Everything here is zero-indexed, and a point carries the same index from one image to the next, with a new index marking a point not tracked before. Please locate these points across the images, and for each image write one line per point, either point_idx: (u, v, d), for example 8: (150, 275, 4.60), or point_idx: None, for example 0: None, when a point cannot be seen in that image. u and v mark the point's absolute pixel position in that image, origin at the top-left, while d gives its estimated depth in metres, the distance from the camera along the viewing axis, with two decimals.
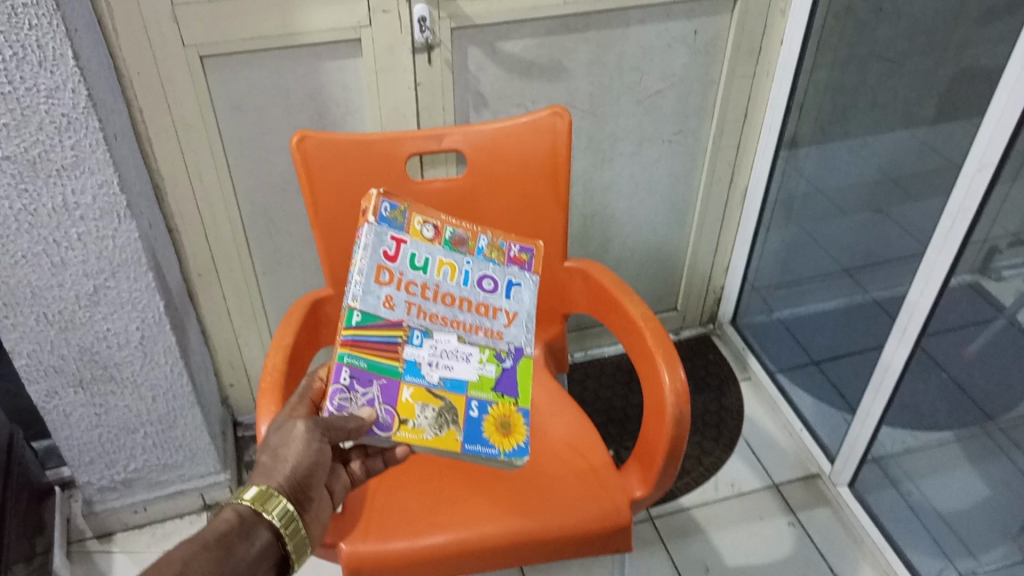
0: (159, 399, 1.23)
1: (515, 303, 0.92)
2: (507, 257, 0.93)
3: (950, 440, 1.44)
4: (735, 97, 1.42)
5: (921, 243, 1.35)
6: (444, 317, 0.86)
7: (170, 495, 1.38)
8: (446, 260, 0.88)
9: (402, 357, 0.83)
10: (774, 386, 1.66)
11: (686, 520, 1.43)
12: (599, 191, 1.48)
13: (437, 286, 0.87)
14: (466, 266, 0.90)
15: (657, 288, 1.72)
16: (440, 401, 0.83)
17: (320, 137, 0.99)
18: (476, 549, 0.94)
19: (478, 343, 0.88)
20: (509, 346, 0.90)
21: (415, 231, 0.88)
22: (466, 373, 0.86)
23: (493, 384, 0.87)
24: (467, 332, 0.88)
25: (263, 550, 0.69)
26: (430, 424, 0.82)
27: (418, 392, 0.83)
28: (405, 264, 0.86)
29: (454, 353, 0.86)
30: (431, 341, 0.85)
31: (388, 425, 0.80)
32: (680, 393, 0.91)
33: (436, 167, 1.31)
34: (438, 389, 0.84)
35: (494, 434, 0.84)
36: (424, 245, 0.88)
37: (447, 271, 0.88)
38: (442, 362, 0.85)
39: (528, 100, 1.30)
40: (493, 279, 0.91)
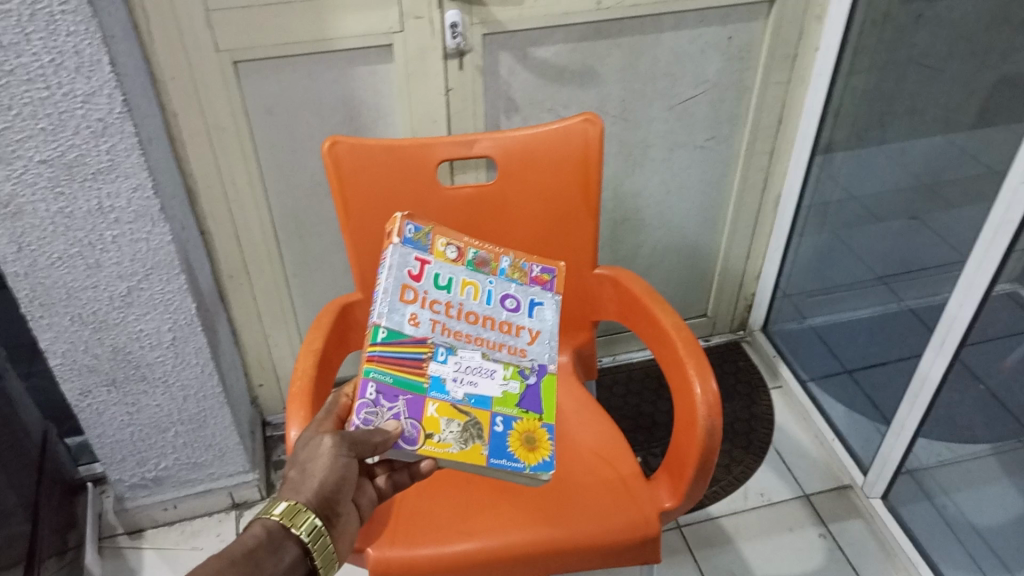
0: (189, 399, 1.24)
1: (537, 321, 0.92)
2: (528, 277, 0.94)
3: (986, 453, 1.43)
4: (770, 102, 1.41)
5: (955, 249, 1.34)
6: (468, 334, 0.87)
7: (199, 493, 1.39)
8: (469, 280, 0.90)
9: (427, 373, 0.83)
10: (806, 395, 1.64)
11: (714, 530, 1.41)
12: (631, 196, 1.47)
13: (461, 306, 0.88)
14: (489, 286, 0.91)
15: (688, 293, 1.70)
16: (464, 417, 0.82)
17: (352, 142, 0.99)
18: (503, 557, 0.93)
19: (501, 360, 0.88)
20: (533, 363, 0.89)
21: (439, 252, 0.90)
22: (490, 390, 0.86)
23: (517, 401, 0.86)
24: (491, 350, 0.88)
25: (291, 564, 0.70)
26: (456, 438, 0.80)
27: (443, 407, 0.82)
28: (430, 284, 0.87)
29: (478, 370, 0.86)
30: (455, 358, 0.85)
31: (413, 439, 0.78)
32: (711, 405, 0.90)
33: (466, 172, 1.31)
34: (461, 403, 0.83)
35: (520, 449, 0.83)
36: (448, 265, 0.89)
37: (470, 290, 0.89)
38: (466, 379, 0.85)
39: (559, 105, 1.29)
40: (516, 299, 0.92)
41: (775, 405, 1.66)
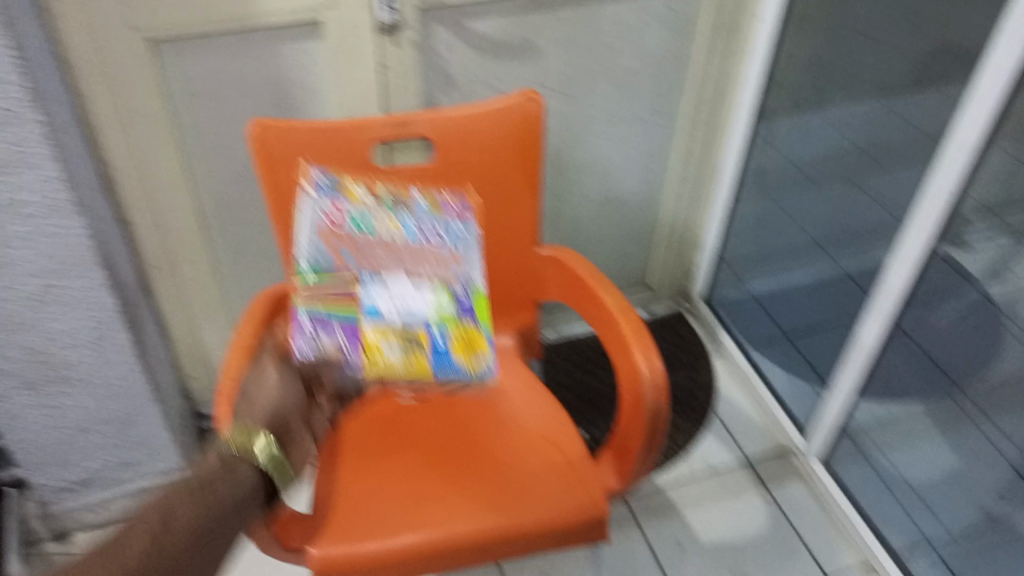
0: (117, 398, 1.18)
1: (458, 244, 1.02)
2: (442, 209, 1.01)
3: (921, 410, 1.47)
4: (711, 73, 1.39)
5: (894, 214, 1.42)
6: (393, 265, 1.00)
7: (130, 493, 1.33)
8: (389, 216, 0.99)
9: (359, 301, 1.00)
10: (746, 361, 1.65)
11: (662, 500, 1.42)
12: (573, 170, 1.45)
13: (384, 241, 0.99)
14: (408, 221, 1.00)
15: (630, 265, 1.69)
16: (398, 334, 1.00)
17: (280, 125, 0.94)
18: (450, 548, 0.90)
19: (430, 280, 1.01)
20: (457, 279, 1.02)
21: (353, 195, 0.98)
22: (423, 307, 1.01)
23: (448, 312, 1.02)
24: (418, 274, 1.01)
25: (251, 485, 0.83)
26: (395, 350, 1.00)
27: (377, 329, 1.00)
28: (352, 226, 0.98)
29: (407, 293, 1.01)
30: (384, 290, 1.00)
31: (356, 356, 0.99)
32: (658, 385, 0.88)
33: (404, 151, 1.25)
34: (393, 321, 1.01)
35: (457, 347, 1.03)
36: (363, 207, 0.98)
37: (390, 222, 0.99)
38: (398, 301, 1.00)
39: (499, 81, 1.25)
40: (435, 227, 1.01)
41: (717, 373, 1.68)
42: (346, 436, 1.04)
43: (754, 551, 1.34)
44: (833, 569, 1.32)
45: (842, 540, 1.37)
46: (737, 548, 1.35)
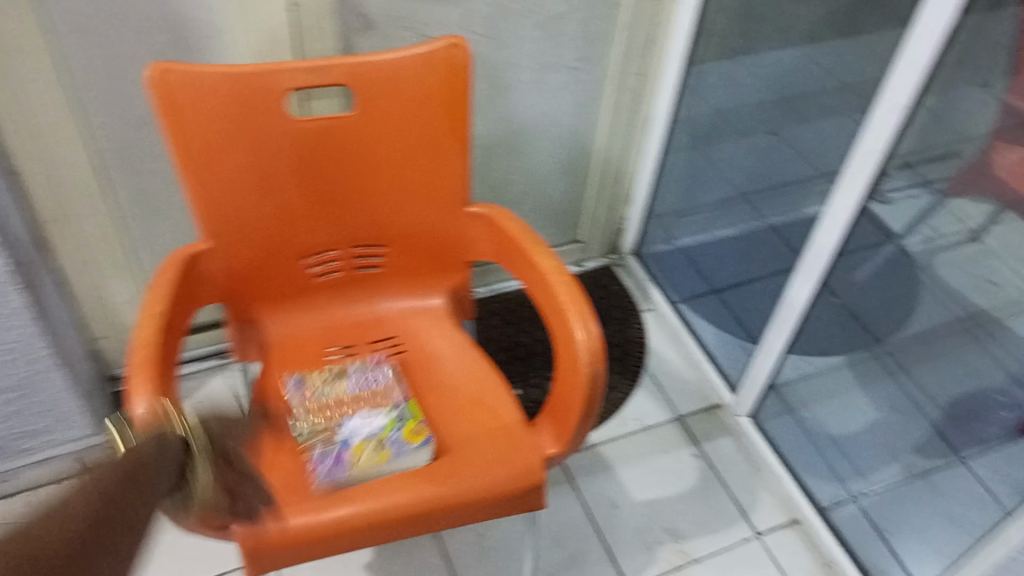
0: (15, 365, 1.09)
1: (389, 377, 1.04)
2: (368, 360, 1.06)
3: (843, 364, 1.49)
4: (641, 21, 1.35)
5: (817, 166, 1.45)
6: (354, 409, 0.99)
7: (40, 461, 1.25)
8: (333, 373, 1.02)
9: (337, 438, 0.95)
10: (677, 318, 1.66)
11: (595, 457, 1.42)
12: (501, 120, 1.40)
13: (339, 397, 1.01)
14: (348, 376, 1.03)
15: (561, 218, 1.66)
16: (371, 441, 0.95)
17: (183, 69, 0.85)
18: (382, 519, 0.86)
19: (380, 410, 0.99)
20: (394, 400, 1.01)
21: (303, 361, 1.01)
22: (379, 421, 0.98)
23: (399, 420, 0.98)
24: (372, 411, 0.99)
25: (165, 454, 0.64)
26: (377, 448, 0.94)
27: (360, 447, 0.94)
28: (313, 391, 1.00)
29: (367, 419, 0.98)
30: (352, 428, 0.97)
31: (342, 467, 0.91)
32: (594, 351, 0.86)
33: (320, 99, 1.18)
34: (358, 438, 0.95)
35: (412, 436, 0.95)
36: (313, 370, 1.00)
37: (335, 383, 1.02)
38: (363, 425, 0.97)
39: (421, 24, 1.18)
40: (369, 374, 1.04)
41: (648, 328, 1.67)
42: (274, 409, 0.99)
43: (685, 508, 1.36)
44: (761, 524, 1.34)
45: (769, 493, 1.39)
46: (669, 505, 1.36)
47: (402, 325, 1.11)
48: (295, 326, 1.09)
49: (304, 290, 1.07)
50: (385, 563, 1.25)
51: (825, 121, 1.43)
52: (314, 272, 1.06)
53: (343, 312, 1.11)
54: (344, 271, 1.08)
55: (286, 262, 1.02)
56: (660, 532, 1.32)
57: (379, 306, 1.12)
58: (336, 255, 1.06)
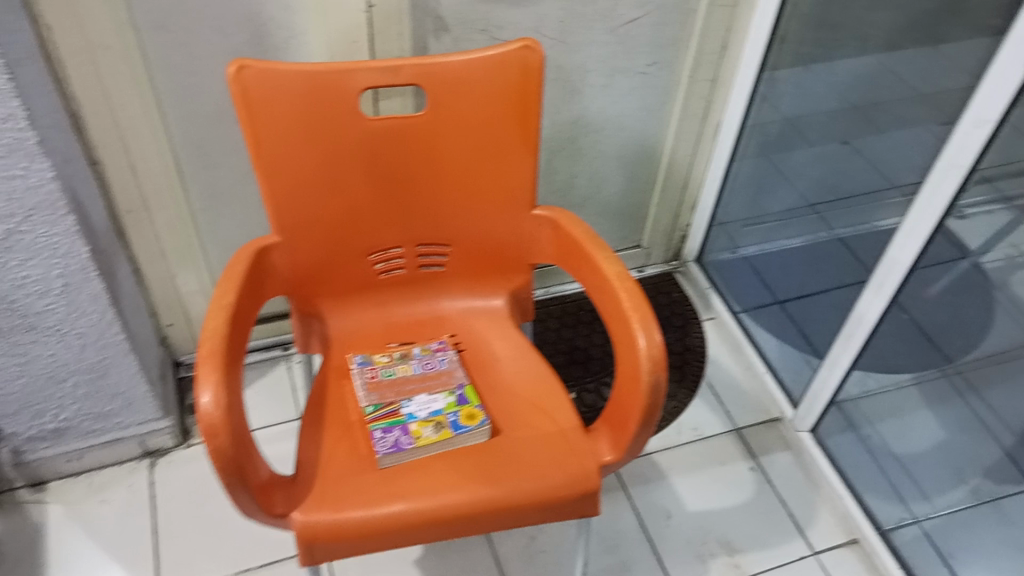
0: (89, 348, 1.13)
1: (451, 363, 1.04)
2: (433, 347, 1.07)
3: (909, 382, 1.46)
4: (714, 26, 1.33)
5: (886, 177, 1.41)
6: (416, 386, 1.00)
7: (106, 444, 1.29)
8: (402, 363, 1.04)
9: (402, 413, 0.96)
10: (739, 327, 1.64)
11: (649, 466, 1.41)
12: (567, 123, 1.39)
13: (405, 377, 1.02)
14: (412, 360, 1.04)
15: (623, 224, 1.65)
16: (433, 420, 0.95)
17: (261, 66, 0.87)
18: (437, 519, 0.86)
19: (441, 391, 1.00)
20: (457, 383, 1.01)
21: (378, 359, 1.04)
22: (439, 402, 0.98)
23: (457, 401, 0.98)
24: (432, 389, 1.00)
25: None
26: (436, 428, 0.94)
27: (423, 423, 0.95)
28: (383, 374, 1.02)
29: (429, 399, 0.98)
30: (415, 403, 0.98)
31: (405, 444, 0.92)
32: (656, 359, 0.85)
33: (391, 99, 1.19)
34: (419, 418, 0.95)
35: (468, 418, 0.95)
36: (386, 364, 1.03)
37: (402, 367, 1.03)
38: (424, 404, 0.97)
39: (493, 26, 1.18)
40: (431, 359, 1.04)
41: (708, 337, 1.65)
42: (335, 399, 1.00)
43: (740, 521, 1.33)
44: (818, 542, 1.31)
45: (828, 511, 1.35)
46: (723, 518, 1.33)
47: (462, 324, 1.12)
48: (357, 321, 1.10)
49: (368, 286, 1.08)
50: (436, 560, 1.26)
51: (900, 133, 1.38)
52: (379, 268, 1.07)
53: (405, 309, 1.12)
54: (408, 268, 1.09)
55: (351, 258, 1.04)
56: (713, 545, 1.29)
57: (440, 305, 1.13)
58: (401, 252, 1.07)
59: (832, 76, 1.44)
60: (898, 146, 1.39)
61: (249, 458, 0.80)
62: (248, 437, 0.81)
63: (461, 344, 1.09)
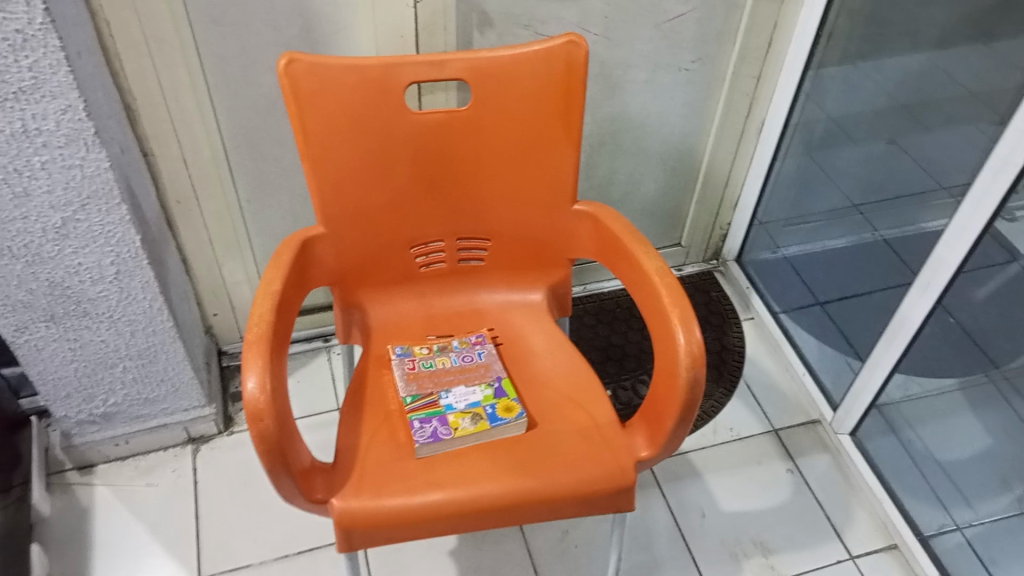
0: (138, 334, 1.16)
1: (489, 357, 1.05)
2: (471, 341, 1.08)
3: (953, 388, 1.44)
4: (760, 22, 1.32)
5: (932, 177, 1.39)
6: (454, 378, 1.01)
7: (152, 428, 1.33)
8: (441, 355, 1.05)
9: (440, 403, 0.97)
10: (778, 327, 1.62)
11: (685, 464, 1.40)
12: (609, 120, 1.39)
13: (443, 369, 1.03)
14: (451, 352, 1.06)
15: (663, 221, 1.64)
16: (470, 412, 0.96)
17: (310, 59, 0.89)
18: (473, 509, 0.87)
19: (478, 384, 1.00)
20: (494, 376, 1.02)
21: (418, 350, 1.05)
22: (475, 394, 0.99)
23: (494, 394, 0.99)
24: (470, 381, 1.01)
25: None
26: (473, 420, 0.95)
27: (460, 414, 0.96)
28: (422, 365, 1.03)
29: (467, 391, 0.99)
30: (453, 394, 0.99)
31: (443, 434, 0.93)
32: (695, 356, 0.85)
33: (435, 93, 1.21)
34: (457, 409, 0.97)
35: (505, 411, 0.96)
36: (426, 355, 1.05)
37: (442, 359, 1.04)
38: (462, 396, 0.99)
39: (537, 21, 1.19)
40: (469, 353, 1.06)
41: (747, 337, 1.64)
42: (375, 389, 1.02)
43: (776, 522, 1.32)
44: (856, 546, 1.29)
45: (866, 514, 1.34)
46: (759, 519, 1.32)
47: (500, 318, 1.12)
48: (397, 314, 1.11)
49: (409, 278, 1.10)
50: (471, 551, 1.27)
51: (945, 132, 1.37)
52: (420, 261, 1.08)
53: (445, 302, 1.13)
54: (448, 262, 1.10)
55: (393, 251, 1.05)
56: (748, 545, 1.29)
57: (479, 299, 1.14)
58: (442, 246, 1.08)
59: (882, 73, 1.41)
60: (947, 147, 1.37)
61: (292, 444, 0.82)
62: (291, 423, 0.82)
63: (499, 338, 1.10)
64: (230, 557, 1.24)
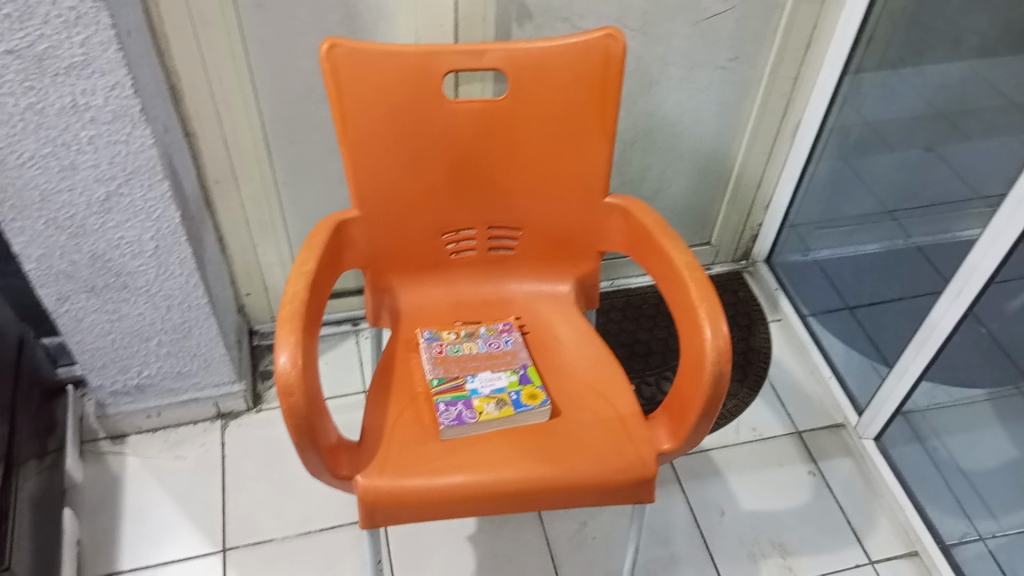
0: (173, 309, 1.19)
1: (515, 345, 1.06)
2: (499, 329, 1.09)
3: (981, 398, 1.43)
4: (800, 22, 1.32)
5: (970, 185, 1.41)
6: (481, 364, 1.03)
7: (183, 403, 1.36)
8: (468, 341, 1.06)
9: (466, 388, 0.99)
10: (805, 330, 1.61)
11: (706, 462, 1.40)
12: (644, 116, 1.39)
13: (470, 354, 1.04)
14: (479, 339, 1.07)
15: (694, 219, 1.64)
16: (495, 397, 0.97)
17: (352, 45, 0.91)
18: (494, 493, 0.88)
19: (504, 370, 1.02)
20: (520, 364, 1.03)
21: (446, 335, 1.07)
22: (501, 380, 1.00)
23: (519, 381, 1.00)
24: (496, 367, 1.02)
25: None
26: (498, 405, 0.96)
27: (485, 399, 0.97)
28: (450, 350, 1.04)
29: (493, 377, 1.01)
30: (479, 379, 1.00)
31: (468, 417, 0.94)
32: (721, 351, 0.85)
33: (472, 84, 1.23)
34: (482, 394, 0.98)
35: (529, 398, 0.97)
36: (453, 340, 1.06)
37: (469, 344, 1.06)
38: (488, 381, 1.00)
39: (575, 15, 1.20)
40: (496, 340, 1.07)
41: (774, 339, 1.63)
42: (402, 371, 1.03)
43: (795, 524, 1.32)
44: (876, 551, 1.29)
45: (888, 520, 1.33)
46: (779, 520, 1.32)
47: (527, 307, 1.14)
48: (426, 299, 1.13)
49: (439, 264, 1.11)
50: (489, 537, 1.28)
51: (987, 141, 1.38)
52: (450, 248, 1.10)
53: (473, 289, 1.15)
54: (478, 250, 1.11)
55: (424, 236, 1.07)
56: (766, 545, 1.29)
57: (507, 287, 1.15)
58: (473, 234, 1.09)
59: (922, 79, 1.41)
60: (987, 155, 1.38)
61: (321, 420, 0.84)
62: (321, 400, 0.84)
63: (526, 326, 1.11)
64: (254, 531, 1.26)
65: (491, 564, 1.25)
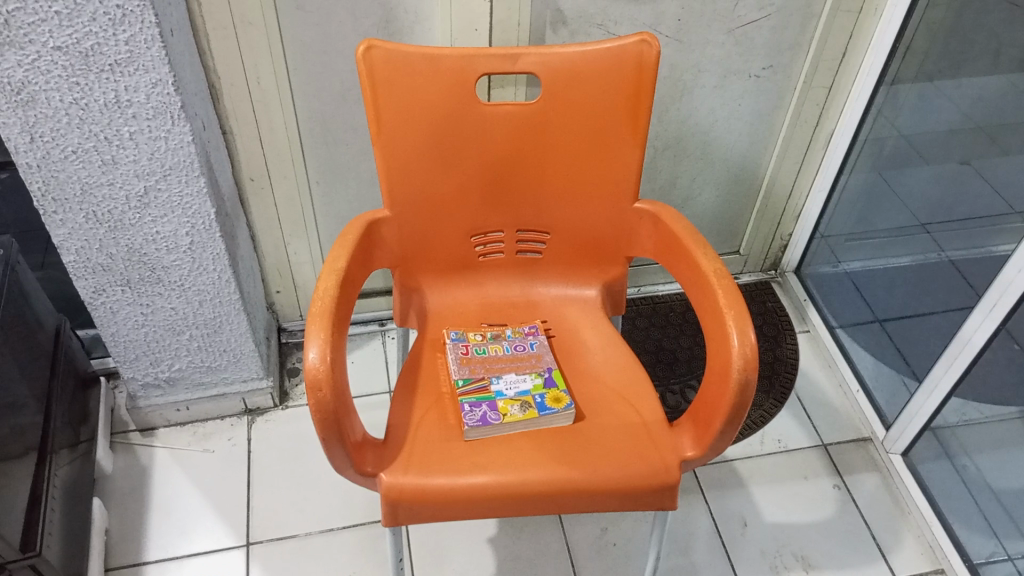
0: (206, 303, 1.21)
1: (541, 347, 1.07)
2: (525, 331, 1.09)
3: (1013, 416, 1.35)
4: (836, 32, 1.31)
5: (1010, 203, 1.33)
6: (507, 366, 1.03)
7: (212, 397, 1.38)
8: (494, 343, 1.07)
9: (490, 389, 0.99)
10: (834, 342, 1.60)
11: (730, 473, 1.39)
12: (675, 122, 1.39)
13: (495, 356, 1.05)
14: (504, 341, 1.07)
15: (724, 228, 1.64)
16: (520, 399, 0.98)
17: (388, 47, 0.92)
18: (518, 494, 0.89)
19: (529, 372, 1.02)
20: (544, 367, 1.03)
21: (472, 336, 1.07)
22: (526, 382, 1.01)
23: (543, 384, 1.00)
24: (521, 369, 1.03)
25: None
26: (522, 407, 0.96)
27: (510, 400, 0.98)
28: (475, 351, 1.05)
29: (518, 378, 1.01)
30: (504, 380, 1.01)
31: (492, 418, 0.94)
32: (748, 359, 0.84)
33: (505, 88, 1.24)
34: (507, 395, 0.99)
35: (553, 401, 0.97)
36: (480, 342, 1.07)
37: (495, 346, 1.06)
38: (513, 383, 1.00)
39: (610, 21, 1.20)
40: (521, 342, 1.07)
41: (801, 350, 1.62)
42: (428, 372, 1.04)
43: (819, 537, 1.31)
44: (901, 568, 1.27)
45: (914, 538, 1.31)
46: (803, 533, 1.31)
47: (554, 311, 1.14)
48: (453, 299, 1.14)
49: (468, 266, 1.12)
50: (510, 540, 1.29)
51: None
52: (479, 250, 1.11)
53: (500, 292, 1.15)
54: (507, 252, 1.12)
55: (454, 238, 1.08)
56: (789, 557, 1.28)
57: (534, 290, 1.16)
58: (502, 236, 1.10)
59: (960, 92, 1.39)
60: None
61: (348, 417, 0.84)
62: (349, 397, 0.85)
63: (552, 330, 1.12)
64: (278, 526, 1.28)
65: (511, 566, 1.25)
